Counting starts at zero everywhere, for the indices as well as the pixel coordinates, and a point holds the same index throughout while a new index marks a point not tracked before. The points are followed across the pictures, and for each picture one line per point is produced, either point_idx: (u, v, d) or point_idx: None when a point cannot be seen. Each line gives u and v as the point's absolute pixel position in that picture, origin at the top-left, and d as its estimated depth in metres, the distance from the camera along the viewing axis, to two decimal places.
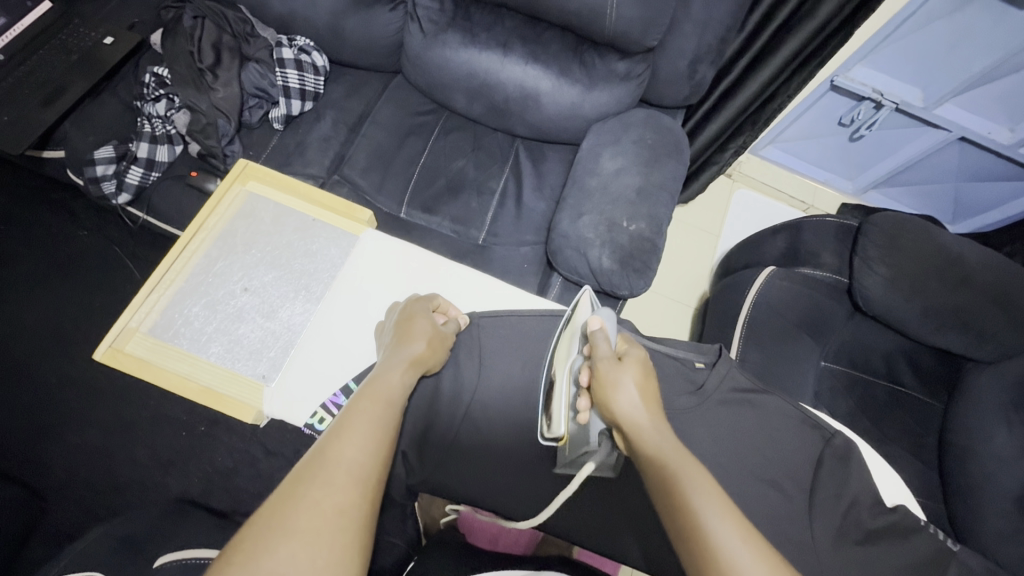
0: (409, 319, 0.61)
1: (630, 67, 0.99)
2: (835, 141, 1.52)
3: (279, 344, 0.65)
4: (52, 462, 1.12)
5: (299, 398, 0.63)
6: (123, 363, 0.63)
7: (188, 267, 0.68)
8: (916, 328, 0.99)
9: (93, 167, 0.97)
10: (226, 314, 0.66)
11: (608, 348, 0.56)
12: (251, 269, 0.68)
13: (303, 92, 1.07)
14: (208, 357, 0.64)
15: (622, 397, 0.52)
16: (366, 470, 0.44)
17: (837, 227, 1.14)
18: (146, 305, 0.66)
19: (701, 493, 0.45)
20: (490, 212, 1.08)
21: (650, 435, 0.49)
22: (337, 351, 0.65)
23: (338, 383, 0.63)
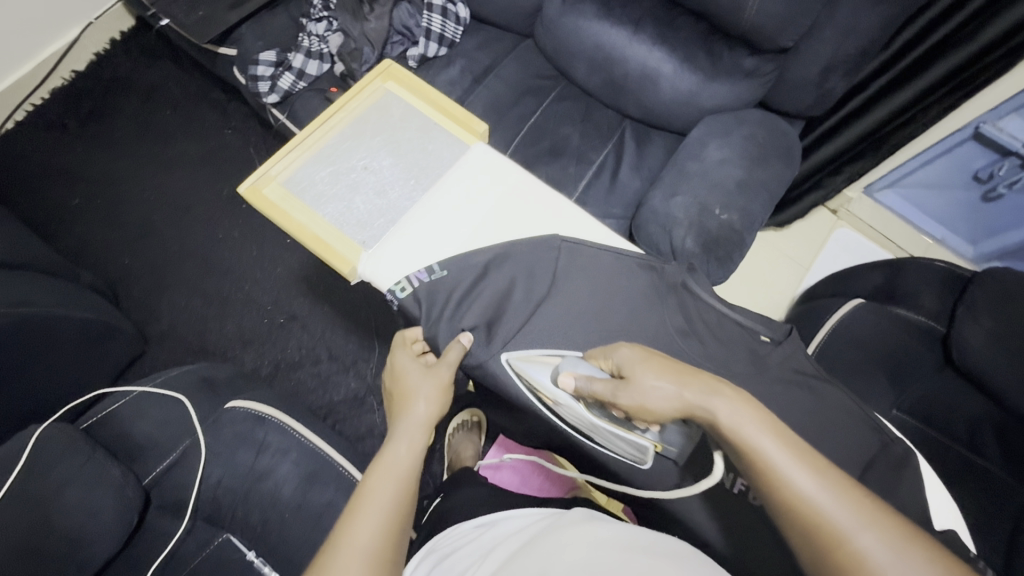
0: (403, 376, 0.67)
1: (758, 64, 0.99)
2: (966, 197, 1.44)
3: (383, 219, 0.73)
4: (160, 315, 1.30)
5: (388, 269, 0.70)
6: (257, 200, 0.73)
7: (325, 138, 0.77)
8: (1016, 397, 0.89)
9: (256, 67, 1.12)
10: (346, 185, 0.75)
11: (605, 382, 0.58)
12: (376, 152, 0.77)
13: (442, 37, 1.16)
14: (325, 215, 0.73)
15: (655, 402, 0.54)
16: (395, 505, 0.56)
17: (946, 274, 1.06)
18: (285, 160, 0.76)
19: (753, 430, 0.49)
20: (584, 181, 1.11)
21: (696, 406, 0.52)
22: (430, 237, 0.71)
23: (423, 264, 0.70)
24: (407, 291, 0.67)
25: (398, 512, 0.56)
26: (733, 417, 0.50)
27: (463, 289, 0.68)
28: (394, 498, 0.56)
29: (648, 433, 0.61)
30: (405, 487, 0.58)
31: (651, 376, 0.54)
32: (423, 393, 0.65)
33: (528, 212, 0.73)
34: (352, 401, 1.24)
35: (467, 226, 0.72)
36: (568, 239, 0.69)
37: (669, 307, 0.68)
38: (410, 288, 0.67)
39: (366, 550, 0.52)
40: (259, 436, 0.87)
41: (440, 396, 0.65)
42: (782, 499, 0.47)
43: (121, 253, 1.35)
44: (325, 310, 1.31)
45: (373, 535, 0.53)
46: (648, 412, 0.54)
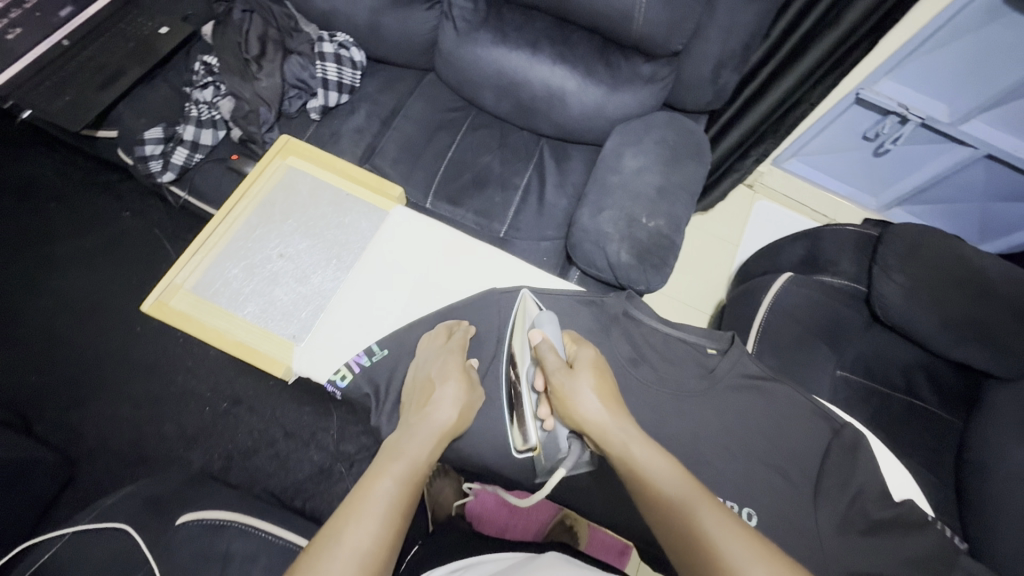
0: (427, 379, 0.62)
1: (655, 70, 1.02)
2: (859, 156, 1.52)
3: (309, 307, 0.70)
4: (83, 429, 1.17)
5: (324, 357, 0.67)
6: (166, 315, 0.69)
7: (229, 233, 0.74)
8: (935, 339, 1.01)
9: (143, 146, 1.03)
10: (262, 277, 0.71)
11: (557, 358, 0.61)
12: (287, 238, 0.74)
13: (340, 85, 1.12)
14: (244, 315, 0.69)
15: (581, 403, 0.58)
16: (397, 509, 0.50)
17: (856, 236, 1.15)
18: (190, 265, 0.72)
19: (644, 450, 0.55)
20: (513, 208, 1.11)
21: (609, 424, 0.57)
22: (359, 318, 0.68)
23: (360, 345, 0.67)
24: (350, 378, 0.65)
25: (399, 517, 0.50)
26: (629, 441, 0.56)
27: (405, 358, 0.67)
28: (397, 500, 0.51)
29: (541, 429, 0.63)
30: (411, 492, 0.52)
31: (588, 384, 0.59)
32: (449, 402, 0.59)
33: (459, 268, 0.72)
34: (319, 475, 1.17)
35: (398, 297, 0.69)
36: (503, 291, 0.70)
37: (616, 337, 0.70)
38: (351, 374, 0.65)
39: (358, 551, 0.46)
40: (220, 548, 0.81)
41: (464, 411, 0.60)
42: (667, 508, 0.51)
43: (24, 370, 1.21)
44: (272, 385, 1.24)
45: (369, 538, 0.47)
46: (570, 405, 0.58)
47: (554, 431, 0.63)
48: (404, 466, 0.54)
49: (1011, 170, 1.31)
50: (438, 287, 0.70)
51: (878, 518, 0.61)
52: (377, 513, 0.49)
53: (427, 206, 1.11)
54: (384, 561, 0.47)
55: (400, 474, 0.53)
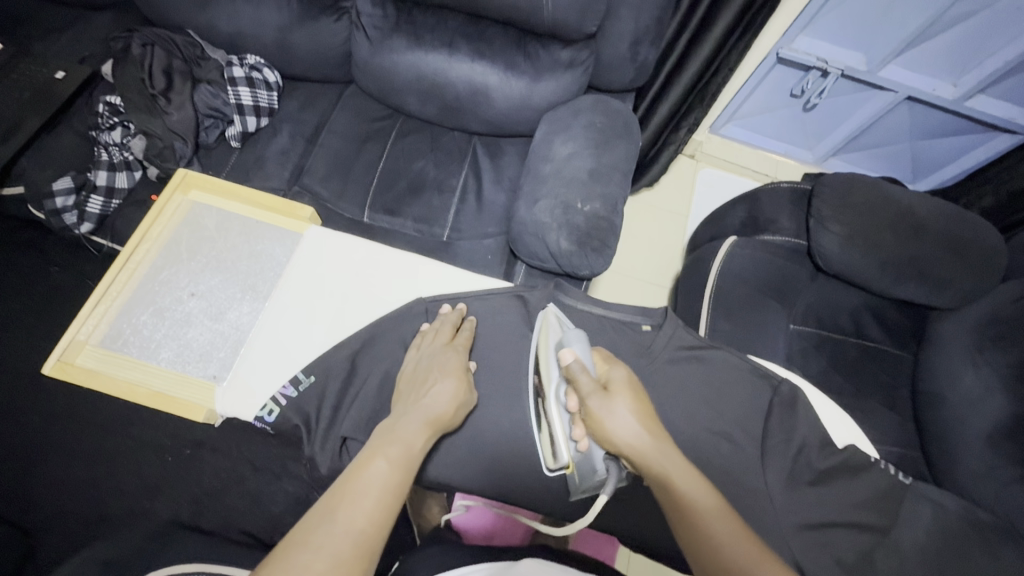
0: (429, 372, 0.61)
1: (573, 54, 1.02)
2: (790, 113, 1.55)
3: (227, 345, 0.68)
4: (37, 500, 1.11)
5: (248, 394, 0.64)
6: (73, 375, 0.66)
7: (133, 279, 0.71)
8: (877, 281, 1.04)
9: (53, 199, 0.99)
10: (174, 320, 0.69)
11: (589, 381, 0.59)
12: (197, 275, 0.71)
13: (257, 108, 1.09)
14: (159, 362, 0.67)
15: (618, 428, 0.56)
16: (390, 489, 0.50)
17: (791, 192, 1.17)
18: (94, 317, 0.68)
19: (684, 479, 0.55)
20: (452, 209, 1.09)
21: (653, 455, 0.55)
22: (285, 346, 0.66)
23: (286, 375, 0.65)
24: (278, 411, 0.62)
25: (393, 498, 0.50)
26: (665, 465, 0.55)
27: (339, 382, 0.64)
28: (391, 481, 0.50)
29: (574, 449, 0.60)
30: (404, 475, 0.52)
31: (626, 408, 0.57)
32: (447, 396, 0.59)
33: (380, 282, 0.70)
34: (295, 507, 1.14)
35: (322, 319, 0.68)
36: (428, 299, 0.69)
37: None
38: (279, 408, 0.62)
39: (351, 529, 0.46)
40: None
41: (460, 406, 0.60)
42: (705, 538, 0.53)
43: None
44: (236, 424, 1.20)
45: (363, 518, 0.47)
46: (604, 429, 0.57)
47: (588, 454, 0.60)
48: (399, 446, 0.53)
49: (932, 109, 1.36)
50: (363, 304, 0.69)
51: (822, 467, 0.67)
52: (370, 492, 0.49)
53: (365, 220, 1.08)
54: (379, 537, 0.47)
55: (395, 456, 0.52)
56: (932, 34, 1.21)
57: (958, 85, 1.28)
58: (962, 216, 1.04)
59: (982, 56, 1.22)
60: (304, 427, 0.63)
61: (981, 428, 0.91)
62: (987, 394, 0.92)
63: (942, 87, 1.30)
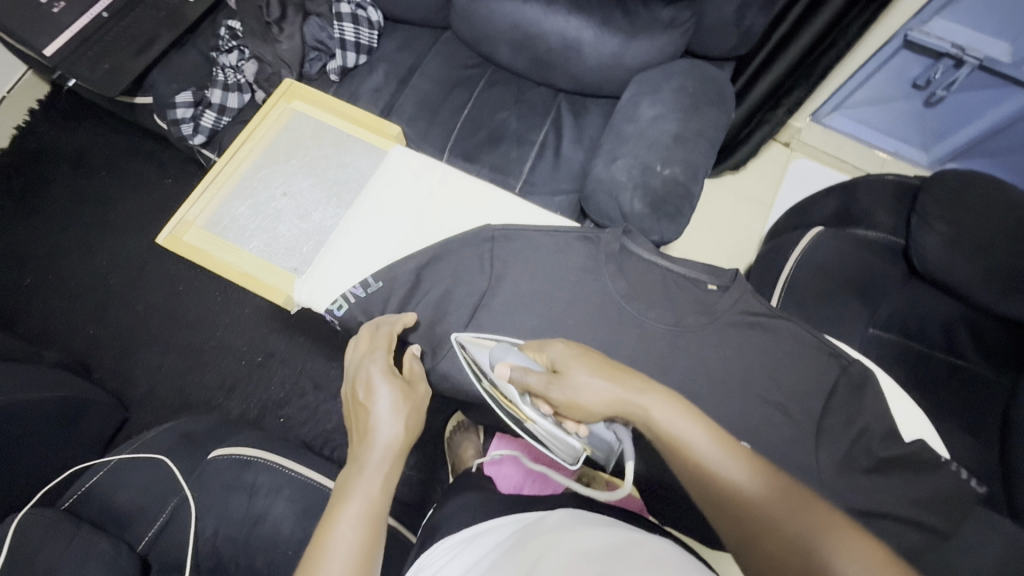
0: (357, 380, 0.60)
1: (674, 14, 0.98)
2: (908, 106, 1.41)
3: (310, 243, 0.74)
4: (132, 378, 1.26)
5: (323, 288, 0.69)
6: (178, 249, 0.74)
7: (237, 173, 0.78)
8: (981, 295, 0.93)
9: (174, 110, 1.08)
10: (268, 214, 0.75)
11: (538, 375, 0.58)
12: (291, 177, 0.77)
13: (358, 45, 1.14)
14: (250, 249, 0.73)
15: (588, 397, 0.55)
16: (365, 550, 0.50)
17: (895, 186, 1.08)
18: (201, 202, 0.76)
19: (703, 443, 0.52)
20: (528, 162, 1.10)
21: (699, 448, 0.51)
22: (359, 251, 0.71)
23: (358, 277, 0.69)
24: (347, 307, 0.67)
25: (365, 557, 0.50)
26: (674, 425, 0.52)
27: (402, 296, 0.69)
28: (363, 541, 0.51)
29: (579, 438, 0.60)
30: (371, 533, 0.52)
31: (584, 372, 0.56)
32: (388, 414, 0.57)
33: (454, 207, 0.73)
34: (346, 426, 1.23)
35: (395, 232, 0.72)
36: (497, 227, 0.70)
37: (609, 273, 0.70)
38: (348, 304, 0.67)
39: None
40: (248, 479, 0.86)
41: (411, 413, 0.59)
42: (730, 493, 0.49)
43: (81, 323, 1.31)
44: (302, 341, 1.29)
45: None
46: (583, 409, 0.56)
47: (592, 434, 0.60)
48: (357, 500, 0.53)
49: None
50: (436, 224, 0.72)
51: (884, 456, 0.63)
52: (342, 561, 0.49)
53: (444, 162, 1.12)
54: None
55: (355, 513, 0.52)
56: None
57: None
58: None
59: None
60: (370, 325, 0.69)
61: None
62: None
63: None
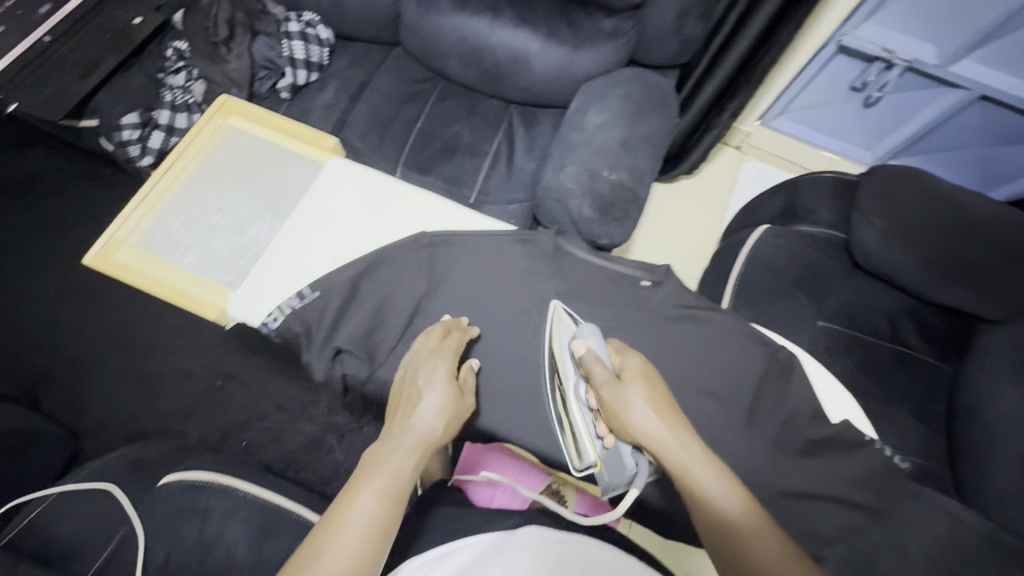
0: (418, 376, 0.64)
1: (617, 24, 1.01)
2: (848, 108, 1.47)
3: (246, 257, 0.73)
4: (84, 409, 1.22)
5: (259, 301, 0.69)
6: (108, 267, 0.72)
7: (170, 189, 0.77)
8: (919, 283, 0.99)
9: (121, 131, 1.08)
10: (203, 229, 0.75)
11: (604, 370, 0.62)
12: (226, 191, 0.77)
13: (308, 63, 1.15)
14: (184, 265, 0.73)
15: (635, 412, 0.59)
16: (380, 524, 0.52)
17: (834, 183, 1.11)
18: (132, 219, 0.75)
19: (714, 479, 0.56)
20: (482, 173, 1.12)
21: (711, 487, 0.56)
22: (295, 263, 0.71)
23: (293, 288, 0.69)
24: (282, 318, 0.67)
25: (382, 531, 0.52)
26: (690, 463, 0.57)
27: (340, 302, 0.68)
28: (381, 516, 0.52)
29: (599, 445, 0.63)
30: (391, 508, 0.53)
31: (637, 396, 0.60)
32: (434, 410, 0.61)
33: (392, 215, 0.74)
34: (309, 446, 1.21)
35: (332, 242, 0.72)
36: (433, 233, 0.72)
37: (547, 274, 0.74)
38: (284, 315, 0.67)
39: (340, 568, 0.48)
40: (200, 505, 0.84)
41: (451, 415, 0.62)
42: (727, 530, 0.54)
43: (28, 354, 1.27)
44: (262, 361, 1.27)
45: (354, 548, 0.49)
46: (624, 419, 0.60)
47: (614, 450, 0.62)
48: (384, 476, 0.55)
49: (1008, 110, 1.26)
50: (373, 232, 0.73)
51: (810, 437, 0.67)
52: (359, 529, 0.51)
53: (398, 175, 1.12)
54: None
55: (379, 490, 0.54)
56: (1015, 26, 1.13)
57: None
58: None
59: None
60: (304, 335, 0.68)
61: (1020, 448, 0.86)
62: None
63: None
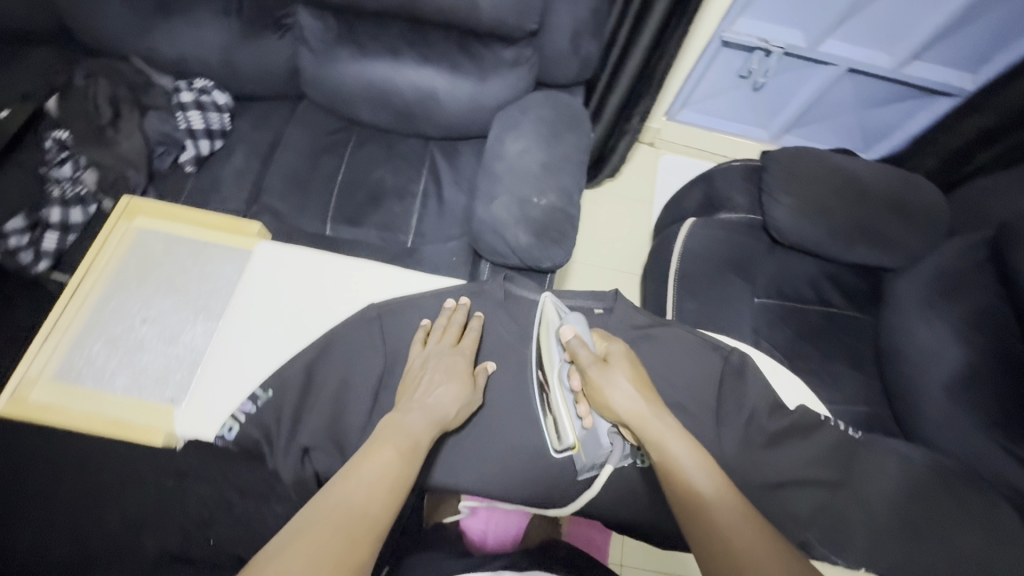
0: (434, 371, 0.69)
1: (517, 52, 1.04)
2: (740, 94, 1.59)
3: (184, 367, 0.68)
4: None
5: (209, 412, 0.65)
6: (25, 412, 0.65)
7: (81, 311, 0.71)
8: (830, 248, 1.07)
9: (3, 239, 0.95)
10: (129, 347, 0.69)
11: (590, 354, 0.70)
12: (148, 300, 0.72)
13: (209, 131, 1.10)
14: (115, 391, 0.66)
15: (616, 391, 0.67)
16: (398, 475, 0.59)
17: (743, 170, 1.20)
18: (42, 352, 0.68)
19: (684, 447, 0.63)
20: (414, 215, 1.10)
21: (679, 452, 0.63)
22: (242, 363, 0.68)
23: (246, 391, 0.66)
24: (238, 427, 0.63)
25: (398, 487, 0.58)
26: (663, 434, 0.64)
27: (296, 399, 0.66)
28: (399, 469, 0.59)
29: (580, 426, 0.71)
30: (406, 466, 0.60)
31: (623, 379, 0.68)
32: (451, 398, 0.67)
33: (335, 293, 0.73)
34: None
35: (278, 333, 0.70)
36: (381, 304, 0.72)
37: (501, 321, 0.78)
38: (239, 424, 0.63)
39: (360, 504, 0.55)
40: None
41: (463, 404, 0.69)
42: (688, 487, 0.61)
43: None
44: None
45: (373, 493, 0.56)
46: (604, 396, 0.68)
47: (592, 430, 0.72)
48: (404, 442, 0.62)
49: (872, 78, 1.42)
50: (319, 315, 0.72)
51: (772, 430, 0.71)
52: (377, 478, 0.58)
53: (327, 233, 1.08)
54: (379, 517, 0.55)
55: (400, 453, 0.61)
56: (863, 6, 1.27)
57: (893, 54, 1.34)
58: (904, 178, 1.11)
59: (915, 21, 1.27)
60: (265, 441, 0.64)
61: (944, 378, 0.95)
62: (942, 343, 0.97)
63: (880, 57, 1.36)
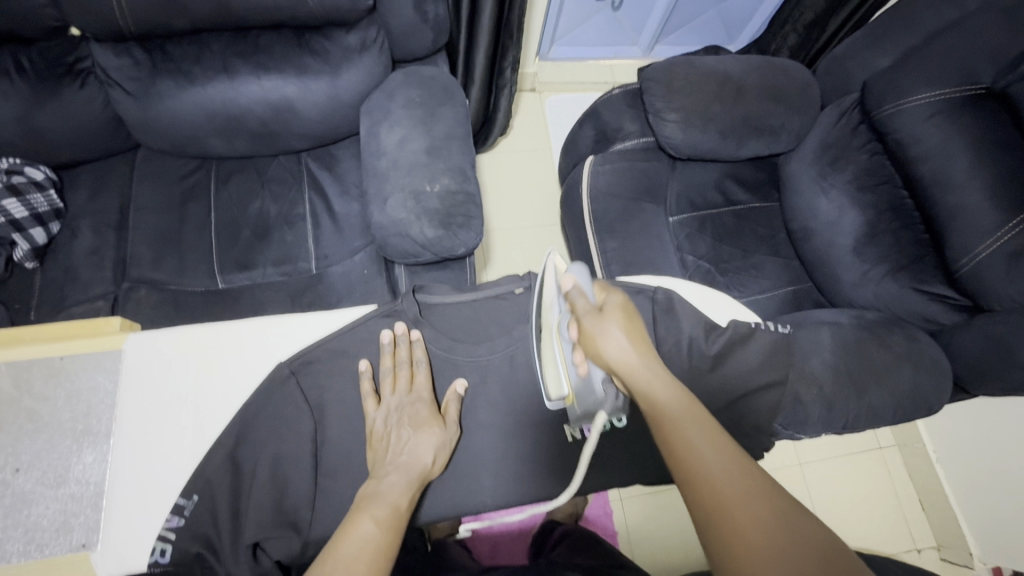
0: (399, 427, 0.66)
1: (362, 36, 0.94)
2: (603, 17, 1.57)
3: (85, 505, 0.61)
4: None
5: (131, 540, 0.60)
6: None
7: None
8: (724, 149, 1.11)
9: None
10: (9, 506, 0.61)
11: (587, 302, 0.62)
12: (14, 447, 0.63)
13: (38, 215, 0.95)
14: (10, 560, 0.59)
15: (609, 345, 0.58)
16: (379, 549, 0.54)
17: (624, 96, 1.18)
18: None
19: (696, 431, 0.52)
20: (310, 239, 1.02)
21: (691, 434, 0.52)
22: (153, 476, 0.62)
23: (168, 502, 0.62)
24: (171, 547, 0.59)
25: (383, 557, 0.54)
26: (669, 402, 0.54)
27: (231, 489, 0.63)
28: (380, 541, 0.55)
29: (574, 376, 0.66)
30: (389, 535, 0.56)
31: (618, 328, 0.59)
32: (427, 448, 0.65)
33: (235, 365, 0.68)
34: None
35: (182, 429, 0.64)
36: (290, 360, 0.68)
37: (431, 337, 0.73)
38: (171, 543, 0.59)
39: None
40: None
41: (439, 451, 0.66)
42: (704, 488, 0.49)
43: None
44: None
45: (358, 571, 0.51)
46: (597, 344, 0.59)
47: (587, 377, 0.64)
48: (385, 507, 0.59)
49: None
50: (225, 395, 0.66)
51: (713, 352, 0.74)
52: (359, 552, 0.53)
53: (221, 285, 0.99)
54: None
55: (380, 522, 0.57)
56: None
57: None
58: (772, 65, 1.13)
59: None
60: (208, 550, 0.60)
61: (847, 241, 1.03)
62: (841, 211, 1.04)
63: None
